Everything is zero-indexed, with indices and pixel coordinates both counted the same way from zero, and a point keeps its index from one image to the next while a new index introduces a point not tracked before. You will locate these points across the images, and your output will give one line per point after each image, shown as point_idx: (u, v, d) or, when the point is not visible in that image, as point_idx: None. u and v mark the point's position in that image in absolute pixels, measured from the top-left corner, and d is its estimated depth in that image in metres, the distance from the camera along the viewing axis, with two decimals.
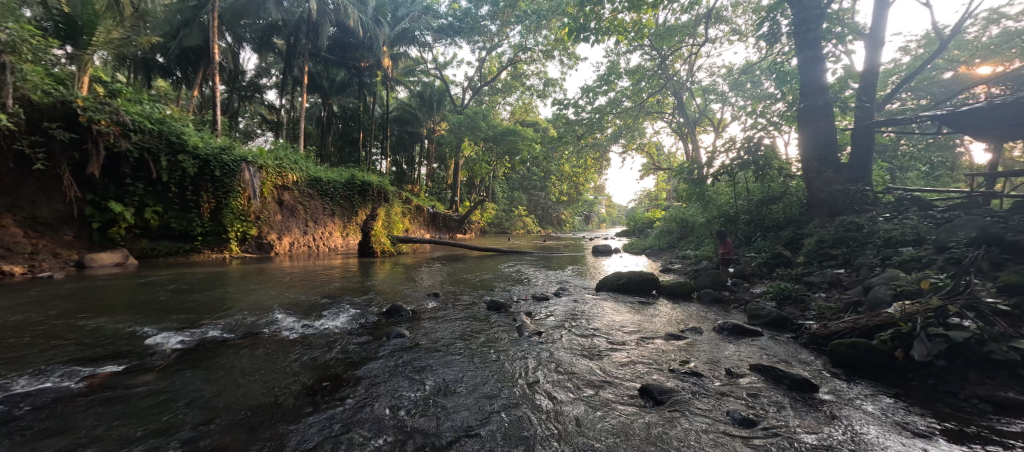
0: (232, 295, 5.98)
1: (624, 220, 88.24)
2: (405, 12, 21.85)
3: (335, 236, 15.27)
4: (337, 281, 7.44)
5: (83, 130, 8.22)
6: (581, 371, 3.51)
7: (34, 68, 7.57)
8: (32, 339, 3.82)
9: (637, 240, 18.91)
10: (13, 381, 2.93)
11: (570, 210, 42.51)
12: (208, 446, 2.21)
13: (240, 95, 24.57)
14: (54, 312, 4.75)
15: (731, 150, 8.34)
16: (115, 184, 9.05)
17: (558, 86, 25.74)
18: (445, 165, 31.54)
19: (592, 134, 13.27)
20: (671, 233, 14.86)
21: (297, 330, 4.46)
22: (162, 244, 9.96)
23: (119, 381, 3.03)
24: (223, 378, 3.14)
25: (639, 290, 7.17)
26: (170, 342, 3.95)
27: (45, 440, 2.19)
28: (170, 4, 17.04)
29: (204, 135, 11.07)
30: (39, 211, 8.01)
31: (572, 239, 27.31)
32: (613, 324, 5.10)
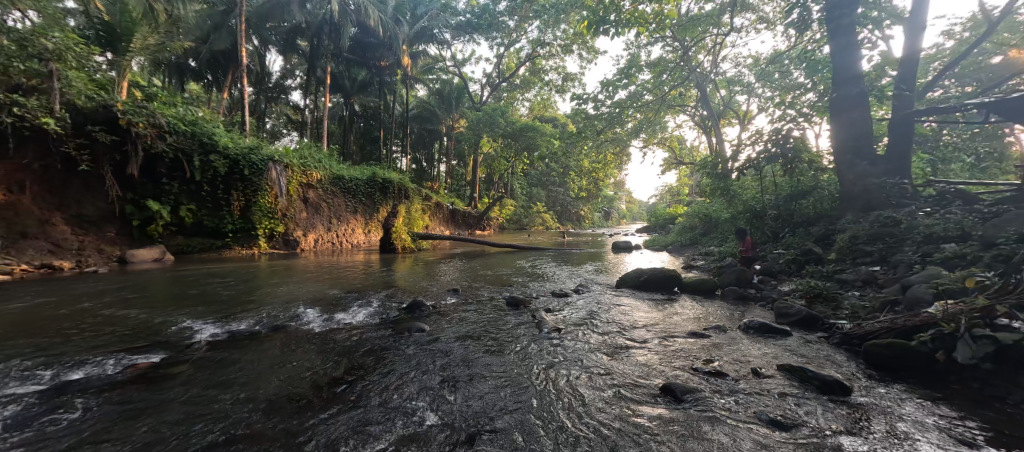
0: (262, 289, 6.21)
1: (645, 216, 86.75)
2: (423, 10, 22.08)
3: (357, 232, 15.61)
4: (361, 277, 7.60)
5: (123, 132, 8.67)
6: (602, 368, 3.48)
7: (78, 74, 7.97)
8: (82, 330, 4.07)
9: (659, 236, 18.58)
10: (65, 369, 3.14)
11: (589, 206, 42.16)
12: (240, 434, 2.30)
13: (266, 96, 25.39)
14: (101, 304, 5.04)
15: (758, 143, 8.04)
16: (153, 183, 9.55)
17: (578, 80, 25.43)
18: (464, 162, 31.74)
19: (613, 128, 13.06)
20: (694, 229, 14.53)
21: (323, 324, 4.59)
22: (196, 240, 10.42)
23: (158, 371, 3.19)
24: (253, 369, 3.27)
25: (661, 287, 7.04)
26: (204, 333, 4.14)
27: (90, 425, 2.32)
28: (202, 9, 17.75)
29: (234, 135, 11.50)
30: (85, 210, 8.53)
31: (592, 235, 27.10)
32: (634, 321, 5.01)
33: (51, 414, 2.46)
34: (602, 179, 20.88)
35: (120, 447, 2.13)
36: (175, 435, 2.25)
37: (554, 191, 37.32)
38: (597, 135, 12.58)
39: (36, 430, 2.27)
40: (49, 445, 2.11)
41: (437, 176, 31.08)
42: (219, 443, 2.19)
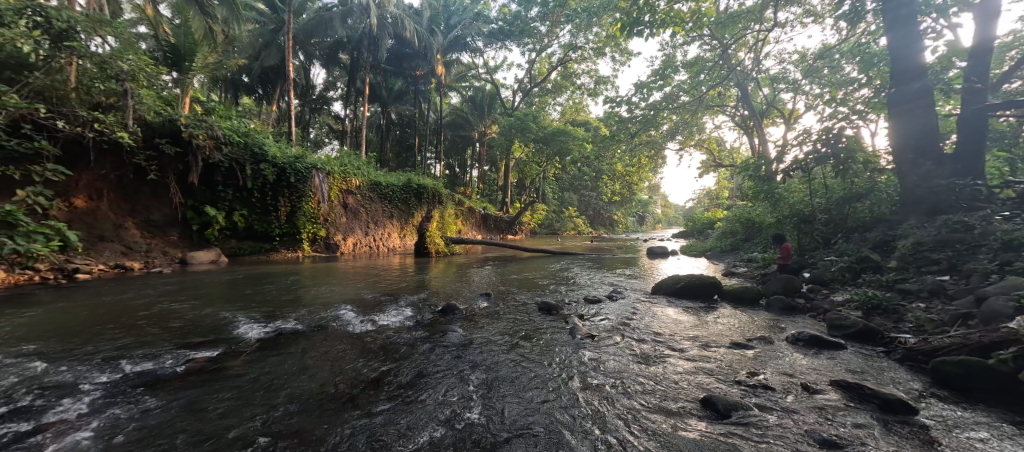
0: (307, 291, 6.52)
1: (681, 220, 83.74)
2: (457, 20, 22.72)
3: (393, 237, 16.09)
4: (397, 280, 7.80)
5: (185, 144, 9.39)
6: (637, 377, 3.37)
7: (148, 93, 8.51)
8: (152, 325, 4.47)
9: (698, 241, 17.85)
10: (133, 362, 3.44)
11: (623, 211, 41.29)
12: (283, 429, 2.40)
13: (311, 107, 26.85)
14: (169, 302, 5.51)
15: (805, 143, 7.58)
16: (210, 190, 10.34)
17: (610, 83, 25.10)
18: (495, 167, 32.01)
19: (648, 131, 12.74)
20: (734, 234, 13.89)
21: (361, 324, 4.75)
22: (247, 243, 11.16)
23: (214, 364, 3.43)
24: (297, 366, 3.43)
25: (700, 294, 6.75)
26: (254, 331, 4.41)
27: (153, 415, 2.52)
28: (254, 29, 19.11)
29: (281, 145, 12.21)
30: (153, 215, 9.39)
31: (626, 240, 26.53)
32: (671, 330, 4.83)
33: (120, 403, 2.69)
34: (637, 183, 20.39)
35: (179, 436, 2.30)
36: (225, 427, 2.39)
37: (586, 195, 36.86)
38: (631, 138, 12.26)
39: (109, 417, 2.49)
40: (117, 432, 2.30)
41: (469, 181, 31.55)
42: (264, 438, 2.29)
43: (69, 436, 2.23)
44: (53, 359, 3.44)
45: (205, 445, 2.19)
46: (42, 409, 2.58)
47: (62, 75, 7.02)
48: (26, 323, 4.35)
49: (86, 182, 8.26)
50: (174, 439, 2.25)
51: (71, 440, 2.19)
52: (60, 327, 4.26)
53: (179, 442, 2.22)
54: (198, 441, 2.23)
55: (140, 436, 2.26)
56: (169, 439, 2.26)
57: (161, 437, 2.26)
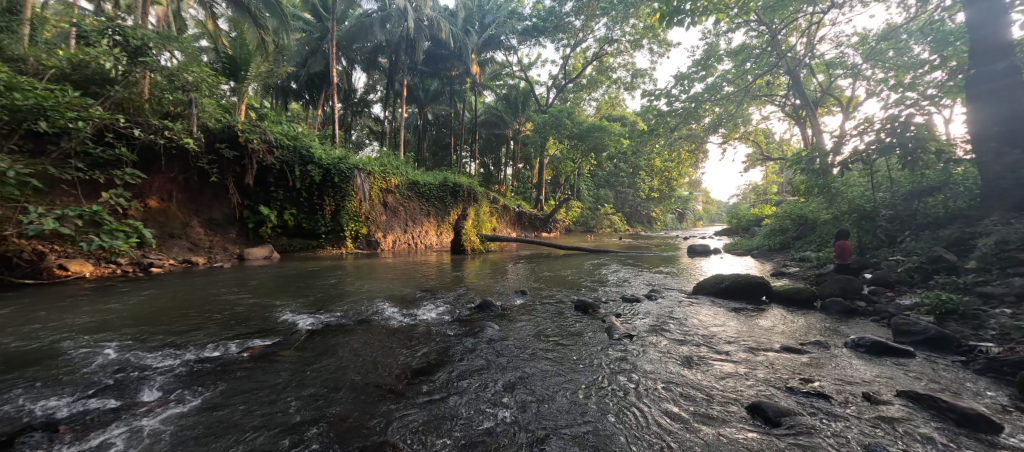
0: (353, 286, 6.81)
1: (723, 217, 79.83)
2: (491, 19, 22.89)
3: (431, 234, 16.48)
4: (436, 277, 7.97)
5: (242, 148, 10.08)
6: (677, 380, 3.25)
7: (210, 102, 9.17)
8: (217, 315, 4.87)
9: (744, 239, 16.94)
10: (201, 347, 3.78)
11: (662, 207, 39.92)
12: (330, 418, 2.54)
13: (352, 110, 28.08)
14: (231, 294, 5.98)
15: (867, 133, 6.94)
16: (264, 191, 11.07)
17: (648, 76, 24.32)
18: (530, 164, 32.01)
19: (689, 126, 12.23)
20: (784, 232, 13.06)
21: (401, 319, 4.92)
22: (297, 241, 11.90)
23: (269, 353, 3.69)
24: (343, 358, 3.60)
25: (746, 295, 6.41)
26: (304, 322, 4.68)
27: (214, 401, 2.75)
28: (301, 38, 20.26)
29: (326, 147, 12.82)
30: (215, 214, 10.21)
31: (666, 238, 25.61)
32: (715, 332, 4.61)
33: (188, 388, 2.97)
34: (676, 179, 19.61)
35: (238, 420, 2.50)
36: (276, 415, 2.56)
37: (622, 192, 35.99)
38: (671, 131, 11.78)
39: (177, 402, 2.75)
40: (184, 417, 2.53)
41: (504, 179, 31.76)
42: (311, 427, 2.43)
43: (145, 418, 2.50)
44: (135, 344, 3.84)
45: (256, 434, 2.35)
46: (124, 391, 2.89)
47: (137, 88, 7.74)
48: (113, 311, 4.89)
49: (158, 185, 9.12)
50: (230, 426, 2.44)
51: (146, 422, 2.45)
52: (140, 316, 4.75)
53: (236, 428, 2.40)
54: (251, 429, 2.39)
55: (203, 421, 2.48)
56: (229, 423, 2.46)
57: (221, 422, 2.48)
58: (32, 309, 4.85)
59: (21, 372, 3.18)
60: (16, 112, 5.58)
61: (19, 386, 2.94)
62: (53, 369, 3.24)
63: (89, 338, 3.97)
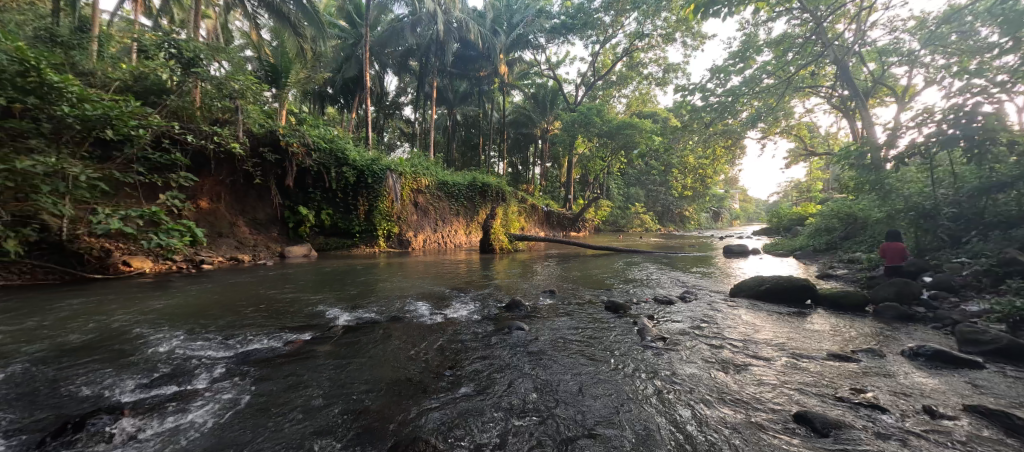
0: (387, 284, 7.00)
1: (762, 216, 76.06)
2: (519, 18, 22.93)
3: (460, 234, 16.70)
4: (466, 275, 8.04)
5: (283, 152, 10.54)
6: (715, 386, 3.11)
7: (254, 108, 9.59)
8: (262, 309, 5.13)
9: (786, 239, 16.10)
10: (248, 340, 4.01)
11: (695, 206, 38.57)
12: (364, 412, 2.62)
13: (384, 113, 28.91)
14: (274, 290, 6.28)
15: (927, 125, 6.42)
16: (302, 192, 11.59)
17: (681, 70, 23.57)
18: (558, 163, 31.82)
19: (726, 120, 11.72)
20: (831, 232, 12.28)
21: (432, 317, 5.01)
22: (333, 240, 12.40)
23: (308, 347, 3.85)
24: (376, 353, 3.71)
25: (788, 299, 6.08)
26: (340, 318, 4.86)
27: (258, 391, 2.92)
28: (337, 45, 21.15)
29: (360, 149, 13.24)
30: (259, 214, 10.83)
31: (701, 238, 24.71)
32: (755, 337, 4.40)
33: (234, 378, 3.16)
34: (711, 177, 18.89)
35: (279, 412, 2.63)
36: (313, 408, 2.67)
37: (653, 190, 35.03)
38: (706, 127, 11.33)
39: (224, 392, 2.92)
40: (231, 407, 2.69)
41: (532, 179, 31.74)
42: (346, 420, 2.51)
43: (197, 407, 2.68)
44: (191, 335, 4.14)
45: (297, 425, 2.46)
46: (178, 378, 3.11)
47: (190, 97, 8.30)
48: (170, 304, 5.28)
49: (208, 187, 9.80)
50: (273, 417, 2.56)
51: (198, 411, 2.62)
52: (193, 308, 5.10)
53: (278, 420, 2.52)
54: (291, 421, 2.50)
55: (249, 412, 2.61)
56: (271, 414, 2.59)
57: (264, 413, 2.61)
58: (102, 301, 5.30)
59: (94, 358, 3.49)
60: (85, 121, 6.01)
61: (93, 370, 3.23)
62: (121, 356, 3.53)
63: (150, 328, 4.30)
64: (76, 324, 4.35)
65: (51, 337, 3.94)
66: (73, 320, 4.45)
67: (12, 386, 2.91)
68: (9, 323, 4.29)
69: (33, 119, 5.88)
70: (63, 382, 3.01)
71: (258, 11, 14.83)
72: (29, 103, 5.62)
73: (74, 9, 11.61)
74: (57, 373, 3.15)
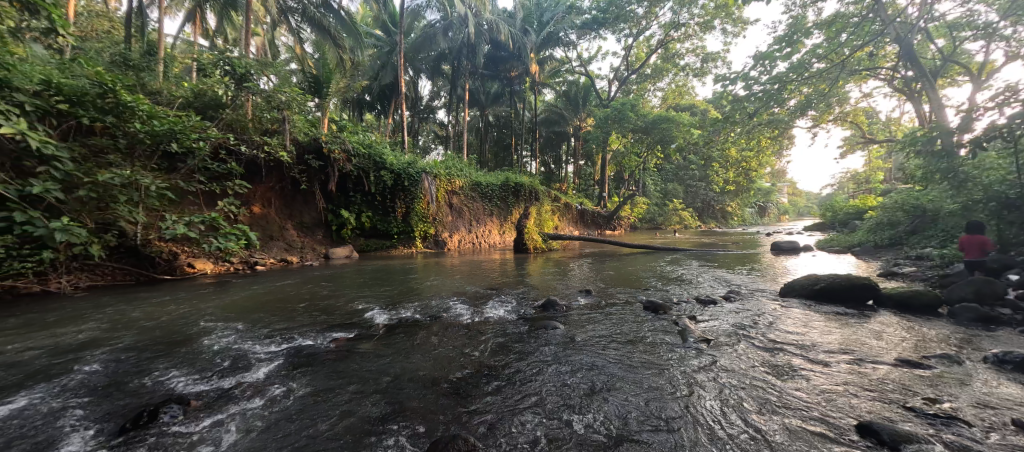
0: (426, 284, 7.16)
1: (815, 210, 71.09)
2: (549, 16, 22.76)
3: (494, 233, 16.85)
4: (503, 275, 8.09)
5: (325, 159, 11.01)
6: (762, 391, 2.95)
7: (299, 118, 10.13)
8: (308, 309, 5.41)
9: (844, 234, 14.96)
10: (296, 337, 4.25)
11: (740, 201, 36.60)
12: (406, 409, 2.70)
13: (419, 117, 29.76)
14: (321, 290, 6.62)
15: (1011, 105, 5.74)
16: (344, 196, 12.11)
17: (720, 59, 22.49)
18: (591, 161, 31.33)
19: (772, 110, 10.90)
20: (896, 226, 11.25)
21: (469, 316, 5.09)
22: (373, 241, 12.89)
23: (351, 345, 4.03)
24: (416, 351, 3.83)
25: (848, 299, 5.64)
26: (381, 317, 5.05)
27: (307, 386, 3.09)
28: (374, 54, 22.02)
29: (397, 153, 13.65)
30: (305, 218, 11.44)
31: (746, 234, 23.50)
32: (810, 340, 4.11)
33: (285, 373, 3.36)
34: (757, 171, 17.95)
35: (326, 406, 2.78)
36: (357, 404, 2.79)
37: (692, 186, 33.59)
38: (749, 118, 10.70)
39: (277, 387, 3.10)
40: (283, 400, 2.86)
41: (564, 178, 31.40)
42: (389, 417, 2.60)
43: (253, 400, 2.86)
44: (246, 332, 4.44)
45: (343, 420, 2.58)
46: (238, 372, 3.36)
47: (242, 109, 8.95)
48: (227, 303, 5.70)
49: (260, 194, 10.48)
50: (320, 411, 2.70)
51: (254, 405, 2.80)
52: (248, 307, 5.48)
53: (326, 414, 2.65)
54: (338, 416, 2.62)
55: (301, 406, 2.77)
56: (319, 408, 2.74)
57: (312, 408, 2.74)
58: (168, 300, 5.81)
59: (164, 352, 3.82)
60: (154, 136, 6.65)
61: (165, 364, 3.55)
62: (187, 351, 3.85)
63: (212, 325, 4.67)
64: (149, 321, 4.79)
65: (130, 333, 4.37)
66: (148, 318, 4.91)
67: (99, 378, 3.25)
68: (93, 321, 4.80)
69: (110, 136, 6.54)
70: (138, 374, 3.32)
71: (301, 26, 15.71)
72: (107, 122, 6.25)
73: (145, 36, 12.83)
74: (133, 366, 3.49)
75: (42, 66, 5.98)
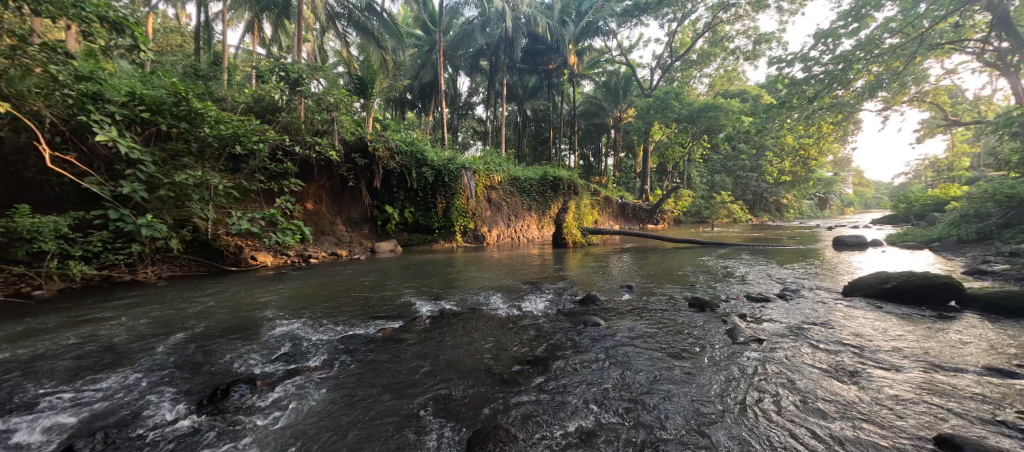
0: (467, 277, 7.32)
1: (886, 201, 64.57)
2: (588, 5, 22.21)
3: (532, 227, 16.86)
4: (543, 270, 8.08)
5: (370, 156, 11.48)
6: (824, 396, 2.75)
7: (347, 119, 10.61)
8: (357, 300, 5.71)
9: (921, 227, 13.49)
10: (347, 326, 4.51)
11: (797, 193, 34.02)
12: (447, 398, 2.80)
13: (458, 113, 30.32)
14: (367, 282, 6.95)
15: None
16: (388, 192, 12.59)
17: (776, 40, 20.93)
18: (632, 153, 30.42)
19: (835, 93, 10.00)
20: (985, 218, 9.99)
21: (508, 309, 5.16)
22: (415, 235, 13.35)
23: (397, 334, 4.22)
24: (456, 342, 3.93)
25: (925, 299, 5.11)
26: (425, 309, 5.24)
27: (358, 372, 3.28)
28: (415, 54, 22.75)
29: (437, 150, 13.99)
30: (352, 213, 12.05)
31: (804, 228, 21.80)
32: (878, 343, 3.77)
33: (336, 359, 3.58)
34: (819, 159, 16.58)
35: (373, 391, 2.94)
36: (402, 390, 2.93)
37: (742, 176, 31.62)
38: (809, 102, 9.88)
39: (331, 371, 3.31)
40: (336, 384, 3.07)
41: (603, 171, 30.71)
42: (432, 404, 2.71)
43: (310, 384, 3.07)
44: (302, 320, 4.78)
45: (389, 404, 2.72)
46: (296, 357, 3.63)
47: (296, 112, 9.53)
48: (284, 293, 6.15)
49: (313, 191, 11.17)
50: (369, 395, 2.87)
51: (312, 388, 2.99)
52: (304, 297, 5.89)
53: (373, 399, 2.81)
54: (386, 402, 2.75)
55: (351, 390, 2.95)
56: (368, 393, 2.91)
57: (361, 392, 2.92)
58: (234, 290, 6.37)
59: (233, 336, 4.22)
60: (221, 139, 7.21)
61: (236, 347, 3.92)
62: (251, 336, 4.22)
63: (274, 312, 5.10)
64: (219, 308, 5.31)
65: (206, 318, 4.86)
66: (220, 306, 5.43)
67: (180, 357, 3.67)
68: (173, 306, 5.38)
69: (184, 140, 7.20)
70: (212, 356, 3.70)
71: (347, 30, 16.46)
72: (181, 128, 6.88)
73: (212, 47, 13.98)
74: (208, 348, 3.89)
75: (128, 79, 6.71)
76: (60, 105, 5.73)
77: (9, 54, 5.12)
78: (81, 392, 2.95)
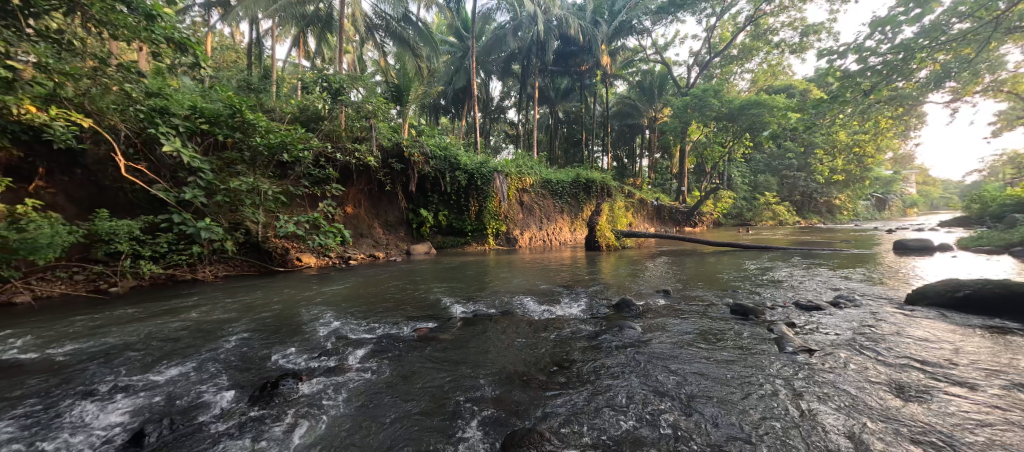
0: (500, 279, 7.39)
1: (957, 202, 58.58)
2: (622, 3, 21.50)
3: (565, 230, 16.71)
4: (577, 273, 8.01)
5: (406, 161, 11.86)
6: (884, 413, 2.54)
7: (384, 125, 11.02)
8: (394, 300, 5.91)
9: (1001, 230, 12.14)
10: (386, 326, 4.68)
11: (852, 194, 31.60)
12: (481, 398, 2.84)
13: (490, 118, 30.69)
14: (404, 283, 7.18)
15: None
16: (423, 196, 12.95)
17: (826, 30, 19.67)
18: (668, 153, 29.53)
19: (895, 85, 9.23)
20: None
21: (541, 312, 5.16)
22: (449, 238, 13.64)
23: (432, 334, 4.33)
24: (490, 344, 3.98)
25: (1005, 309, 4.61)
26: (459, 310, 5.34)
27: (396, 371, 3.39)
28: (449, 60, 23.33)
29: (470, 154, 14.23)
30: (390, 217, 12.49)
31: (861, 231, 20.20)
32: (948, 357, 3.44)
33: (375, 357, 3.72)
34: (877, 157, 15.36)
35: (411, 390, 3.03)
36: (438, 389, 3.01)
37: (788, 176, 29.77)
38: (865, 96, 9.18)
39: (370, 369, 3.45)
40: (375, 381, 3.19)
41: (638, 172, 29.99)
42: (467, 404, 2.76)
43: (352, 380, 3.21)
44: (343, 319, 5.00)
45: (425, 403, 2.80)
46: (338, 354, 3.81)
47: (337, 121, 10.00)
48: (326, 293, 6.46)
49: (352, 196, 11.69)
50: (406, 393, 2.96)
51: (353, 384, 3.13)
52: (345, 297, 6.16)
53: (410, 397, 2.89)
54: (423, 401, 2.83)
55: (389, 388, 3.06)
56: (405, 391, 3.00)
57: (399, 390, 3.02)
58: (281, 289, 6.78)
59: (282, 333, 4.49)
60: (270, 147, 7.70)
61: (284, 343, 4.16)
62: (297, 334, 4.47)
63: (318, 311, 5.38)
64: (268, 306, 5.67)
65: (257, 315, 5.19)
66: (270, 304, 5.79)
67: (236, 351, 3.94)
68: (229, 303, 5.81)
69: (237, 149, 7.75)
70: (263, 351, 3.95)
71: (385, 40, 17.16)
72: (235, 137, 7.46)
73: (263, 62, 14.99)
74: (260, 343, 4.16)
75: (190, 94, 7.30)
76: (132, 119, 6.35)
77: (92, 75, 5.69)
78: (152, 381, 3.24)
